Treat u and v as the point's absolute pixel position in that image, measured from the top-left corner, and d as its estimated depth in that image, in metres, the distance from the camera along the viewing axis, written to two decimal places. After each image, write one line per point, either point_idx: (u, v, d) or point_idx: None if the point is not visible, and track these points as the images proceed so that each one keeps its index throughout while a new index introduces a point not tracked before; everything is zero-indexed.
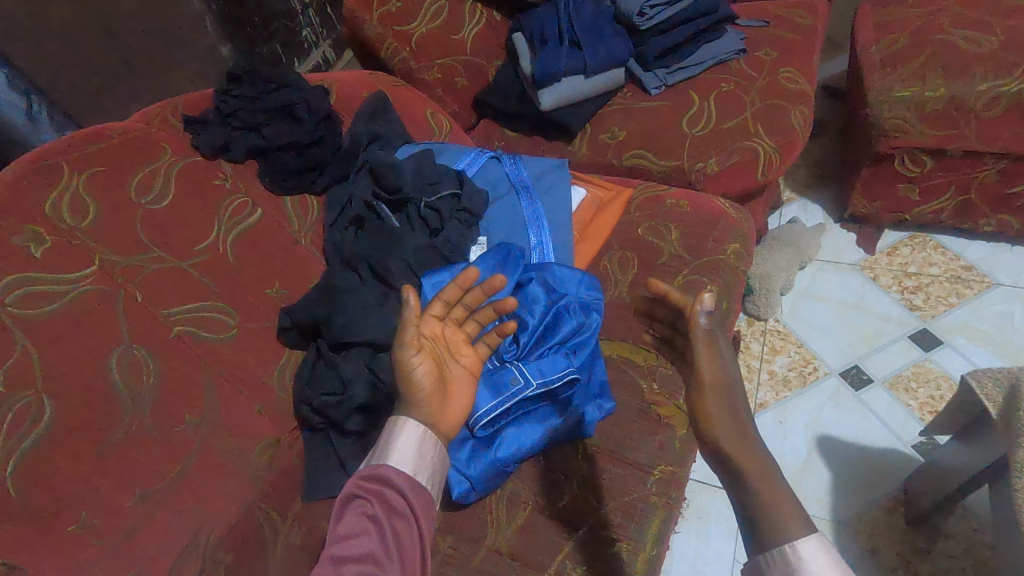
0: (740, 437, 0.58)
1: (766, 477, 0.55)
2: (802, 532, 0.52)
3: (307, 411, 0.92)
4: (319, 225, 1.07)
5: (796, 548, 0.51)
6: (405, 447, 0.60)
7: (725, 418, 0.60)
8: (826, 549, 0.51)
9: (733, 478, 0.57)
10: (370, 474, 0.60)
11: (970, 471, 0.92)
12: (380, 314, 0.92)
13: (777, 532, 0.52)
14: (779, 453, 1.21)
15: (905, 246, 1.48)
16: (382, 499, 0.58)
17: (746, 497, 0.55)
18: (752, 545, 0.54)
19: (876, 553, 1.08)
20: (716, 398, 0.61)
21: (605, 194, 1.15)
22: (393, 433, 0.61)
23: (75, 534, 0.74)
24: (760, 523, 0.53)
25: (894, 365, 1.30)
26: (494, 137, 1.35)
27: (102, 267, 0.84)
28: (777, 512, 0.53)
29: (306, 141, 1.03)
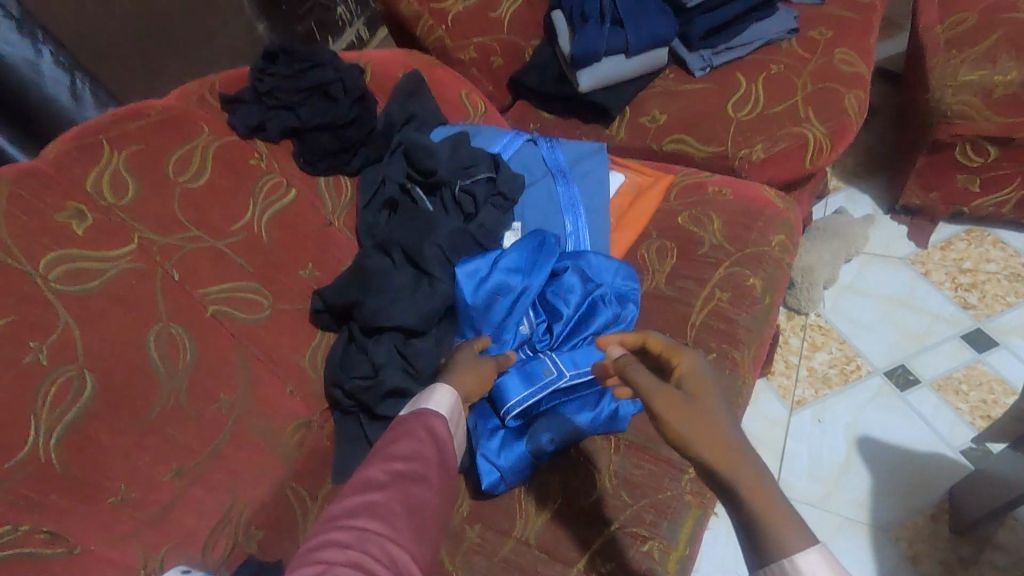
0: (719, 449, 0.55)
1: (756, 486, 0.53)
2: (803, 545, 0.49)
3: (338, 393, 0.92)
4: (352, 206, 1.06)
5: (796, 562, 0.49)
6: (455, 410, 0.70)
7: (696, 430, 0.57)
8: (828, 561, 0.48)
9: (725, 493, 0.54)
10: (417, 415, 0.67)
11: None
12: (413, 298, 0.91)
13: (777, 546, 0.50)
14: (817, 453, 1.17)
15: (961, 240, 1.40)
16: (432, 431, 0.65)
17: (741, 512, 0.53)
18: (753, 562, 0.51)
19: (917, 561, 1.04)
20: (682, 414, 0.58)
21: (644, 180, 1.12)
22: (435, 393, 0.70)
23: (115, 506, 0.75)
24: (760, 536, 0.51)
25: (943, 366, 1.24)
26: (529, 119, 1.31)
27: (140, 245, 0.85)
28: (774, 523, 0.51)
29: (341, 122, 1.02)
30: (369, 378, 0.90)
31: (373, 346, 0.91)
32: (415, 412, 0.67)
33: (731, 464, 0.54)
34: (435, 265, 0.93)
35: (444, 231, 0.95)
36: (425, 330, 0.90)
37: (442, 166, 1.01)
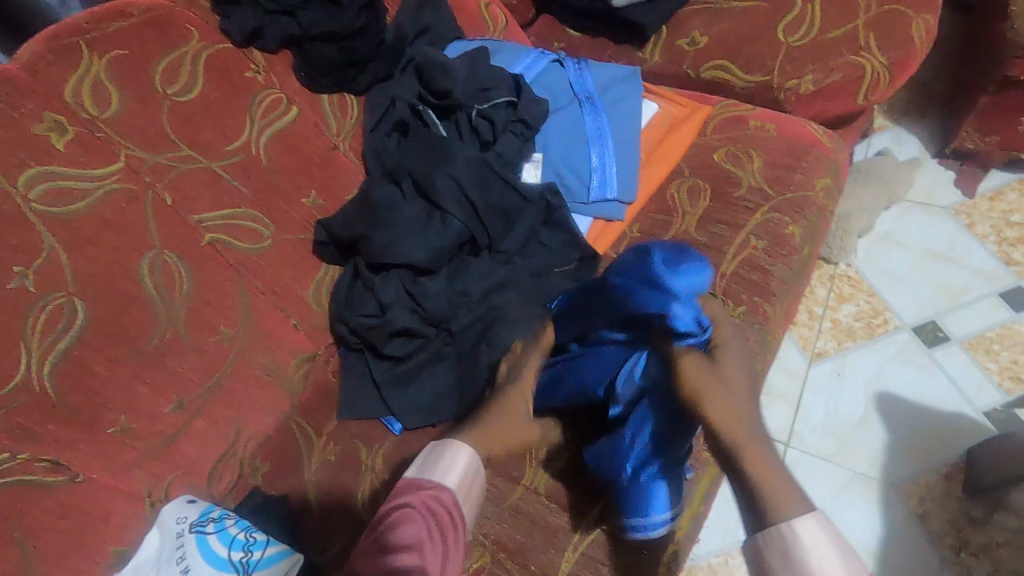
0: (742, 421, 0.60)
1: (761, 461, 0.57)
2: (801, 512, 0.53)
3: (343, 330, 0.88)
4: (359, 128, 0.97)
5: (793, 524, 0.52)
6: (462, 475, 0.62)
7: (723, 408, 0.61)
8: (823, 525, 0.52)
9: (732, 468, 0.59)
10: (423, 488, 0.60)
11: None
12: (422, 234, 0.85)
13: (776, 513, 0.53)
14: (834, 407, 1.14)
15: (1013, 190, 1.30)
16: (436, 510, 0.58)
17: (745, 482, 0.57)
18: (751, 527, 0.55)
19: (926, 519, 1.03)
20: (708, 381, 0.63)
21: (679, 112, 1.03)
22: (450, 455, 0.63)
23: (116, 437, 0.73)
24: (759, 504, 0.55)
25: (977, 325, 1.18)
26: (553, 36, 1.19)
27: (128, 163, 0.78)
28: (774, 493, 0.55)
29: (346, 32, 0.91)
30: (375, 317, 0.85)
31: (379, 283, 0.86)
32: (428, 483, 0.60)
33: (750, 438, 0.59)
34: (447, 199, 0.85)
35: (457, 161, 0.87)
36: (436, 267, 0.86)
37: (458, 87, 0.92)
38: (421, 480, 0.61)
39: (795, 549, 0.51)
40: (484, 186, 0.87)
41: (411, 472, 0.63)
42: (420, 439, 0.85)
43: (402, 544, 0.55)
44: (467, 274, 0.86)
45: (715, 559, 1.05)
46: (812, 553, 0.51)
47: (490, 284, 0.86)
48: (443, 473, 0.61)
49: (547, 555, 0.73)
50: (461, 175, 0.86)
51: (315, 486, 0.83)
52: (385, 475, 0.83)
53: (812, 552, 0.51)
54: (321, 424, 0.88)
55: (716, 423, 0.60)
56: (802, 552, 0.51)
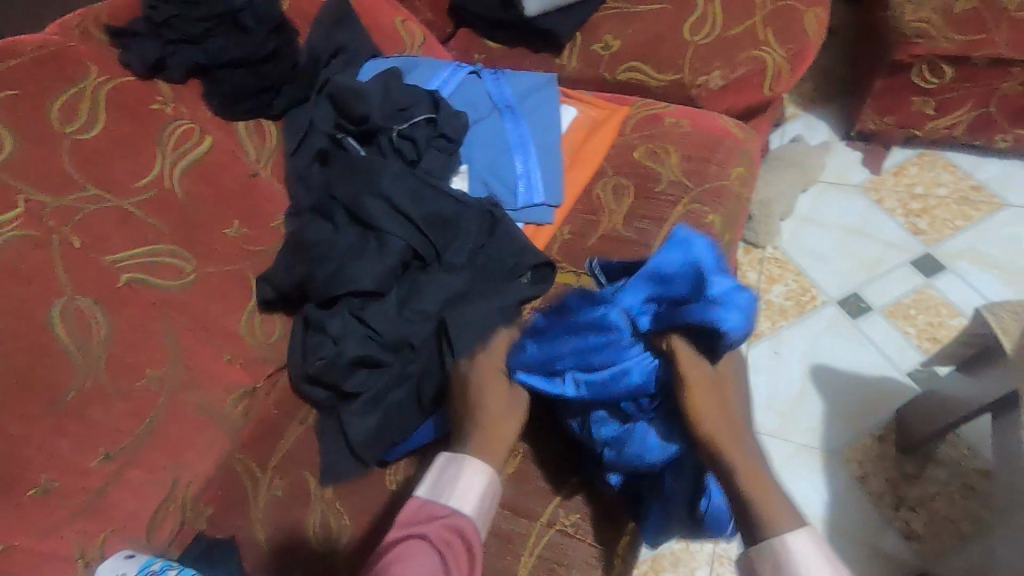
0: (733, 433, 0.63)
1: (754, 474, 0.60)
2: (792, 527, 0.56)
3: (307, 384, 0.87)
4: (279, 152, 0.96)
5: (784, 537, 0.56)
6: (479, 498, 0.62)
7: (714, 417, 0.63)
8: (815, 542, 0.55)
9: (727, 483, 0.61)
10: (438, 515, 0.60)
11: (977, 404, 0.91)
12: (370, 258, 0.84)
13: (768, 527, 0.57)
14: (773, 383, 1.19)
15: (913, 165, 1.40)
16: (450, 537, 0.59)
17: (738, 493, 0.60)
18: (747, 539, 0.58)
19: (866, 481, 1.09)
20: (710, 393, 0.64)
21: (599, 113, 1.06)
22: (466, 475, 0.63)
23: (38, 499, 0.69)
24: (751, 517, 0.58)
25: (894, 292, 1.26)
26: (472, 48, 1.20)
27: (29, 208, 0.74)
28: (769, 507, 0.58)
29: (257, 57, 0.91)
30: (330, 354, 0.84)
31: (333, 320, 0.85)
32: (443, 509, 0.61)
33: (734, 447, 0.62)
34: (382, 218, 0.85)
35: (388, 177, 0.87)
36: (384, 289, 0.84)
37: (376, 111, 0.92)
38: (434, 504, 0.61)
39: (787, 563, 0.55)
40: (415, 197, 0.87)
41: (424, 493, 0.63)
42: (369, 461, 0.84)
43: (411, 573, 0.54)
44: (415, 292, 0.85)
45: (676, 545, 1.07)
46: (802, 567, 0.54)
47: (438, 297, 0.84)
48: (460, 498, 0.62)
49: (505, 563, 0.74)
50: (392, 191, 0.86)
51: (263, 524, 0.80)
52: (336, 503, 0.82)
53: (804, 566, 0.54)
54: (265, 459, 0.85)
55: (704, 431, 0.63)
56: (794, 565, 0.54)
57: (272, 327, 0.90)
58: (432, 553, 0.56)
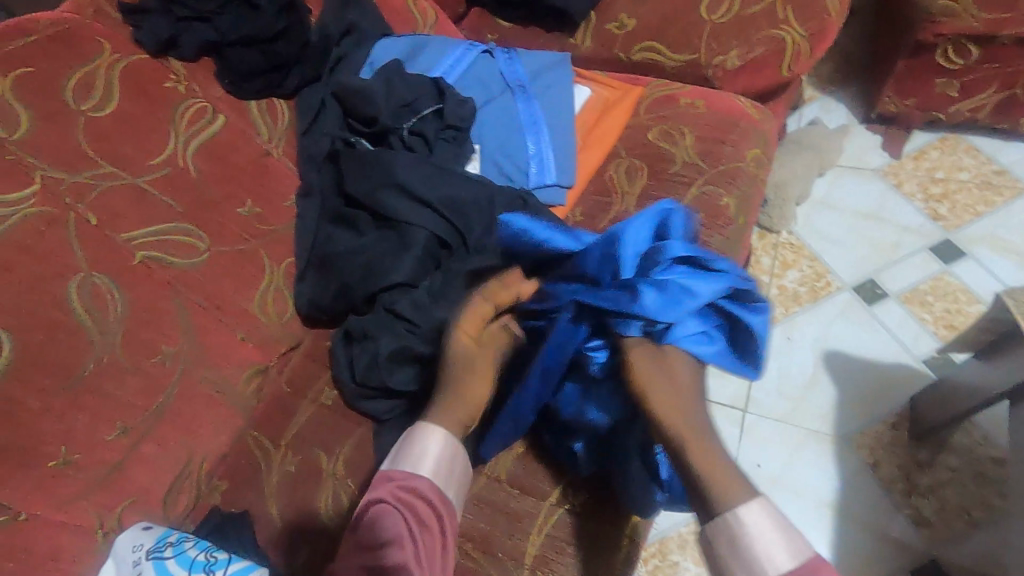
0: (676, 404, 0.63)
1: (701, 445, 0.60)
2: (743, 499, 0.55)
3: (347, 381, 0.86)
4: (291, 132, 0.96)
5: (738, 512, 0.54)
6: (438, 457, 0.64)
7: (660, 393, 0.63)
8: (765, 510, 0.54)
9: (676, 459, 0.60)
10: (398, 480, 0.62)
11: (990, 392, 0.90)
12: (409, 255, 0.84)
13: (721, 501, 0.56)
14: (785, 369, 1.18)
15: (934, 149, 1.37)
16: (412, 502, 0.60)
17: (690, 471, 0.59)
18: (703, 517, 0.57)
19: (876, 467, 1.08)
20: (654, 370, 0.64)
21: (612, 94, 1.05)
22: (423, 442, 0.64)
23: (57, 470, 0.70)
24: (706, 494, 0.57)
25: (911, 278, 1.24)
26: (484, 28, 1.19)
27: (45, 185, 0.74)
28: (720, 484, 0.57)
29: (266, 35, 0.90)
30: (370, 353, 0.83)
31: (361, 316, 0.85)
32: (402, 474, 0.63)
33: (681, 420, 0.62)
34: (403, 209, 0.85)
35: (404, 169, 0.86)
36: (417, 281, 0.84)
37: (383, 111, 0.91)
38: (393, 471, 0.63)
39: (739, 536, 0.54)
40: (432, 182, 0.86)
41: (385, 464, 0.65)
42: (378, 440, 0.84)
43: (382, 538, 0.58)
44: (446, 280, 0.84)
45: (684, 528, 1.07)
46: (755, 538, 0.53)
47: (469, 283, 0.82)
48: (418, 462, 0.63)
49: (513, 541, 0.74)
50: (412, 182, 0.86)
51: (275, 500, 0.81)
52: (347, 480, 0.83)
53: (756, 538, 0.53)
54: (277, 436, 0.86)
55: (655, 410, 0.63)
56: (746, 538, 0.53)
57: (284, 307, 0.90)
58: (398, 517, 0.59)
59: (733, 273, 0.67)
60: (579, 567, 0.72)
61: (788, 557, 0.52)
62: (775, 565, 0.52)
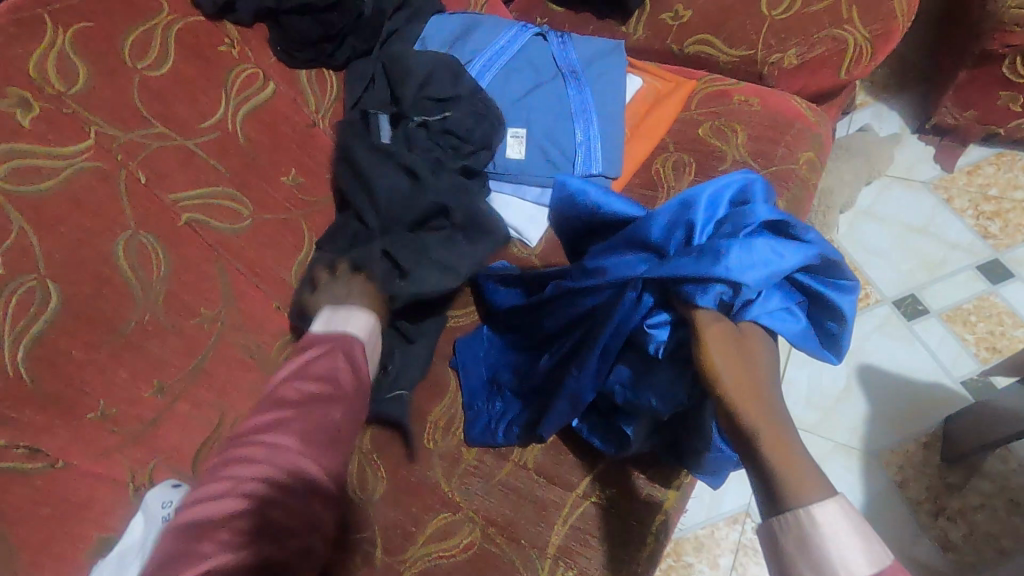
0: (751, 384, 0.58)
1: (775, 434, 0.55)
2: (822, 497, 0.50)
3: None
4: (339, 105, 0.96)
5: (813, 510, 0.50)
6: (365, 323, 0.74)
7: (735, 367, 0.58)
8: (845, 512, 0.49)
9: (749, 458, 0.55)
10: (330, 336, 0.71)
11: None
12: (338, 234, 0.88)
13: (795, 498, 0.51)
14: (815, 380, 1.15)
15: (990, 165, 1.32)
16: (349, 354, 0.70)
17: (759, 462, 0.54)
18: (768, 510, 0.52)
19: (905, 486, 1.06)
20: (729, 349, 0.59)
21: (664, 86, 1.02)
22: (351, 313, 0.74)
23: (96, 423, 0.71)
24: (778, 489, 0.52)
25: (955, 296, 1.20)
26: (535, 11, 1.17)
27: (99, 141, 0.75)
28: (793, 478, 0.52)
29: (320, 4, 0.88)
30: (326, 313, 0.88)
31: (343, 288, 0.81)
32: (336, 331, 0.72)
33: (750, 400, 0.56)
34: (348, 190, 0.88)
35: (354, 151, 0.88)
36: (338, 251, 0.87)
37: (405, 98, 0.90)
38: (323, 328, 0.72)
39: (814, 535, 0.49)
40: (374, 165, 0.87)
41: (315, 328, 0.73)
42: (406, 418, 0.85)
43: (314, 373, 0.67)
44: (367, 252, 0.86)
45: (701, 530, 1.07)
46: (831, 538, 0.48)
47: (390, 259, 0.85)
48: (347, 323, 0.73)
49: (537, 529, 0.74)
50: (362, 166, 0.87)
51: None
52: None
53: (831, 537, 0.48)
54: None
55: (721, 383, 0.58)
56: (821, 537, 0.48)
57: None
58: (333, 359, 0.69)
59: (822, 244, 0.63)
60: (602, 560, 0.72)
61: (865, 563, 0.48)
62: (850, 570, 0.47)
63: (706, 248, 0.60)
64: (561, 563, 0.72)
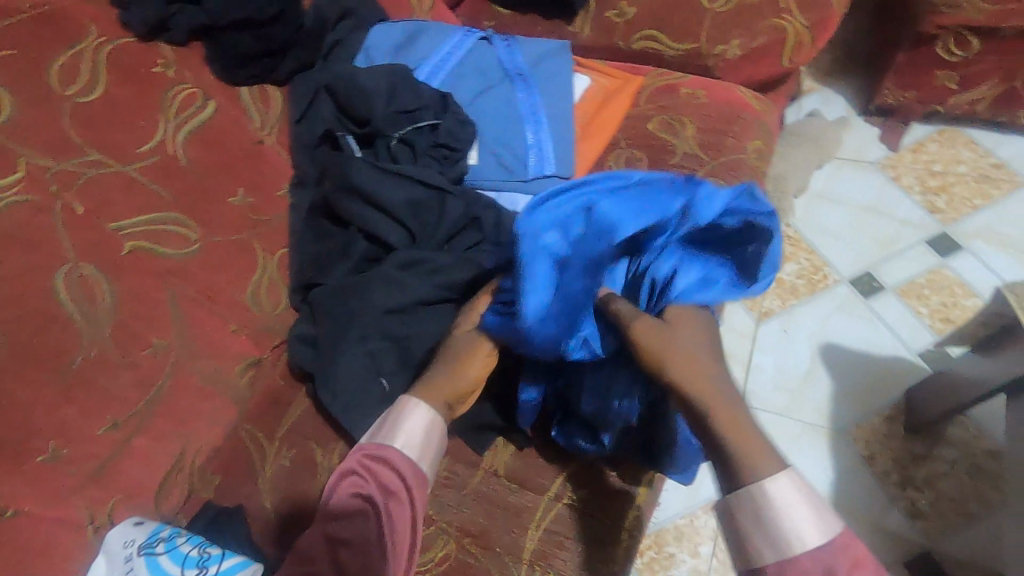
0: (701, 368, 0.60)
1: (731, 414, 0.58)
2: (775, 472, 0.55)
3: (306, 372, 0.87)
4: (285, 119, 0.94)
5: (764, 485, 0.54)
6: (410, 430, 0.65)
7: (680, 353, 0.61)
8: (795, 485, 0.54)
9: (705, 435, 0.59)
10: (372, 452, 0.65)
11: (993, 380, 0.89)
12: (340, 264, 0.85)
13: (752, 475, 0.55)
14: (782, 364, 1.17)
15: (933, 142, 1.37)
16: (380, 484, 0.64)
17: (719, 446, 0.57)
18: (726, 489, 0.57)
19: (872, 460, 1.08)
20: (664, 334, 0.62)
21: (612, 83, 1.03)
22: (401, 414, 0.66)
23: (48, 466, 0.68)
24: (735, 468, 0.56)
25: (908, 271, 1.24)
26: (482, 14, 1.16)
27: (30, 172, 0.72)
28: (748, 451, 0.56)
29: (258, 18, 0.87)
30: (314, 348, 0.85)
31: (350, 342, 0.81)
32: (376, 445, 0.66)
33: (699, 384, 0.60)
34: (354, 215, 0.85)
35: (358, 172, 0.85)
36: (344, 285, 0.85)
37: (378, 113, 0.88)
38: (363, 443, 0.67)
39: (768, 510, 0.54)
40: (387, 186, 0.85)
41: (371, 433, 0.68)
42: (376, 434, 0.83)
43: (340, 506, 0.65)
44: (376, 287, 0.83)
45: (680, 520, 1.07)
46: (785, 511, 0.53)
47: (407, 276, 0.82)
48: (394, 435, 0.65)
49: (512, 536, 0.74)
50: (364, 184, 0.84)
51: (271, 493, 0.81)
52: None
53: (783, 510, 0.53)
54: (273, 430, 0.85)
55: (672, 374, 0.61)
56: (774, 510, 0.53)
57: (278, 298, 0.89)
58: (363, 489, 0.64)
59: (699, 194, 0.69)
60: (578, 561, 0.72)
61: (816, 533, 0.53)
62: (803, 540, 0.52)
63: (581, 255, 0.67)
64: (537, 568, 0.72)
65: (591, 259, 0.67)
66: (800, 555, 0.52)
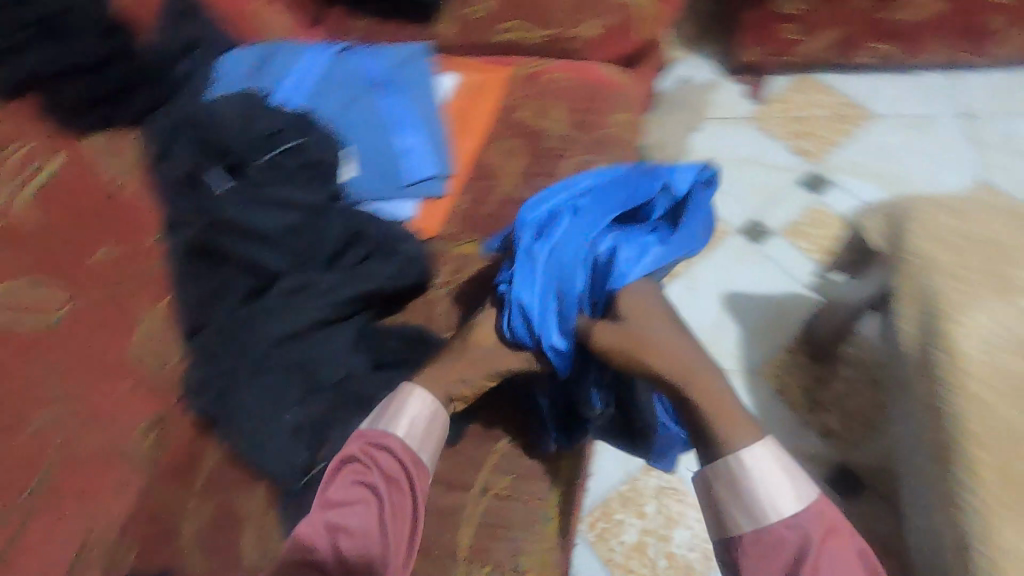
0: (680, 362, 0.72)
1: (715, 399, 0.69)
2: (753, 445, 0.66)
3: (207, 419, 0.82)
4: (141, 161, 0.87)
5: (742, 456, 0.66)
6: (410, 414, 0.73)
7: (665, 353, 0.73)
8: (766, 454, 0.65)
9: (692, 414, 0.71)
10: (373, 440, 0.71)
11: (860, 299, 1.00)
12: (226, 301, 0.84)
13: (727, 444, 0.67)
14: (692, 320, 1.23)
15: (792, 90, 1.47)
16: (386, 473, 0.70)
17: (692, 408, 0.70)
18: (709, 461, 0.68)
19: (784, 394, 1.16)
20: (640, 342, 0.74)
21: (479, 78, 1.05)
22: (401, 403, 0.74)
23: None
24: (711, 437, 0.68)
25: (790, 213, 1.33)
26: (342, 25, 1.14)
27: None
28: (725, 430, 0.68)
29: (87, 66, 0.86)
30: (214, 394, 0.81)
31: (252, 377, 0.80)
32: (379, 432, 0.72)
33: (684, 374, 0.71)
34: (235, 249, 0.83)
35: (230, 206, 0.84)
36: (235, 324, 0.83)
37: (238, 141, 0.86)
38: (361, 432, 0.73)
39: (746, 482, 0.65)
40: (264, 215, 0.84)
41: (365, 423, 0.74)
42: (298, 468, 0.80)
43: (340, 497, 0.68)
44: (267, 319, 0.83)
45: (621, 486, 1.11)
46: (762, 480, 0.64)
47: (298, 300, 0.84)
48: (393, 424, 0.72)
49: (449, 537, 0.74)
50: (240, 218, 0.83)
51: None
52: None
53: (758, 479, 0.65)
54: None
55: (664, 370, 0.72)
56: (750, 479, 0.65)
57: (167, 352, 0.83)
58: (366, 480, 0.69)
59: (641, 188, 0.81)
60: (518, 546, 0.73)
61: (792, 501, 0.64)
62: (779, 509, 0.63)
63: (548, 263, 0.79)
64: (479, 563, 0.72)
65: (549, 271, 0.79)
66: (775, 522, 0.63)
